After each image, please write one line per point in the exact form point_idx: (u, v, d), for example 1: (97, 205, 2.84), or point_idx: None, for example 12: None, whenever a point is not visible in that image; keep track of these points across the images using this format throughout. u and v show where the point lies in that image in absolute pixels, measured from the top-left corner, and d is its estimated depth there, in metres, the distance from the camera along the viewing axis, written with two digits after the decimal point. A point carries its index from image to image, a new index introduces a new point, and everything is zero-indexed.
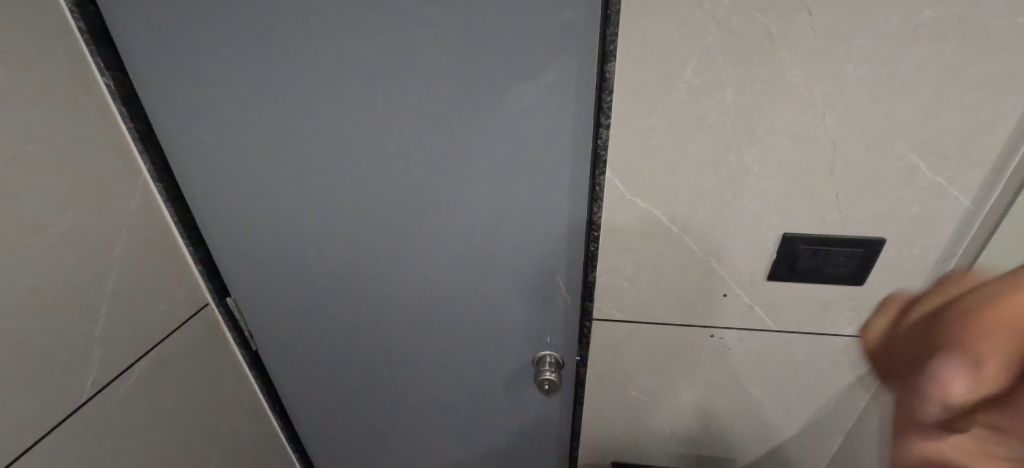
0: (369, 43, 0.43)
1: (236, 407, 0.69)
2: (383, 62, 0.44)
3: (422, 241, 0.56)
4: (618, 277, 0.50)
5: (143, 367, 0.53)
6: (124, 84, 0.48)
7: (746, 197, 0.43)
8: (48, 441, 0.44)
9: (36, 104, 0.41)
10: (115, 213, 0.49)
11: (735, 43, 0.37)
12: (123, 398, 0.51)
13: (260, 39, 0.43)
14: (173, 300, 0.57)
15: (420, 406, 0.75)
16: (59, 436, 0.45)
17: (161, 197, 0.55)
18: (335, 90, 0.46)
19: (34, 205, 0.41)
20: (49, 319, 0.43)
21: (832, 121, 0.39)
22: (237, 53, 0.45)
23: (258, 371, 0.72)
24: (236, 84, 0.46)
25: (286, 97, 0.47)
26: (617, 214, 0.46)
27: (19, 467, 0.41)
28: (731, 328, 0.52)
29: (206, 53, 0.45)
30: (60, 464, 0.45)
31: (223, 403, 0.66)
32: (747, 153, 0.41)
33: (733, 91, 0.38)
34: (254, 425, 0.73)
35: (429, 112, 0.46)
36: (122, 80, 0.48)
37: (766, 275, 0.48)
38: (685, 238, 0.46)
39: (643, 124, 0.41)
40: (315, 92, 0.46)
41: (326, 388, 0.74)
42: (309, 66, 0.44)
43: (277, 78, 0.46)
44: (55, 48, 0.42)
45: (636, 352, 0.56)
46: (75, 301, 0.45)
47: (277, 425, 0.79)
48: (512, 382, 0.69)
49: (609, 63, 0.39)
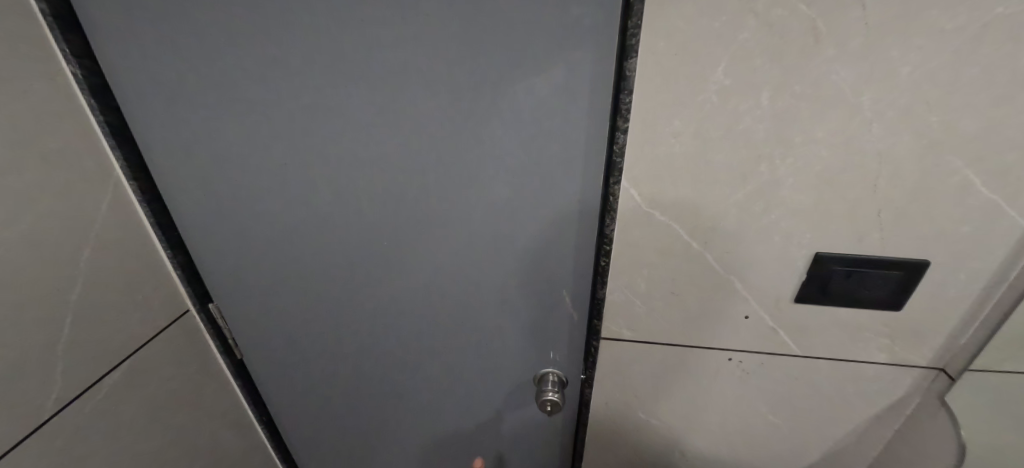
0: (361, 31, 0.38)
1: (219, 419, 0.65)
2: (377, 54, 0.39)
3: (418, 249, 0.52)
4: (630, 295, 0.46)
5: (115, 380, 0.50)
6: (93, 73, 0.44)
7: (776, 213, 0.39)
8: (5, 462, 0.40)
9: None
10: (82, 214, 0.45)
11: (774, 40, 0.32)
12: (91, 412, 0.47)
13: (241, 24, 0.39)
14: (149, 307, 0.53)
15: (415, 419, 0.71)
16: (18, 457, 0.41)
17: (135, 197, 0.51)
18: (324, 84, 0.42)
19: None
20: (9, 330, 0.39)
21: (879, 131, 0.35)
22: (216, 39, 0.40)
23: (243, 380, 0.68)
24: (216, 75, 0.42)
25: (271, 90, 0.42)
26: (632, 227, 0.42)
27: None
28: (751, 352, 0.48)
29: (182, 41, 0.41)
30: None
31: (204, 415, 0.62)
32: (781, 164, 0.37)
33: (769, 94, 0.34)
34: (238, 437, 0.69)
35: (428, 110, 0.42)
36: (92, 68, 0.44)
37: (793, 297, 0.43)
38: (706, 256, 0.42)
39: (666, 129, 0.36)
40: (302, 85, 0.42)
41: (315, 398, 0.70)
42: (294, 56, 0.40)
43: (260, 69, 0.41)
44: (13, 31, 0.38)
45: (646, 374, 0.52)
46: (37, 310, 0.41)
47: (264, 436, 0.75)
48: (513, 397, 0.65)
49: (629, 59, 0.34)
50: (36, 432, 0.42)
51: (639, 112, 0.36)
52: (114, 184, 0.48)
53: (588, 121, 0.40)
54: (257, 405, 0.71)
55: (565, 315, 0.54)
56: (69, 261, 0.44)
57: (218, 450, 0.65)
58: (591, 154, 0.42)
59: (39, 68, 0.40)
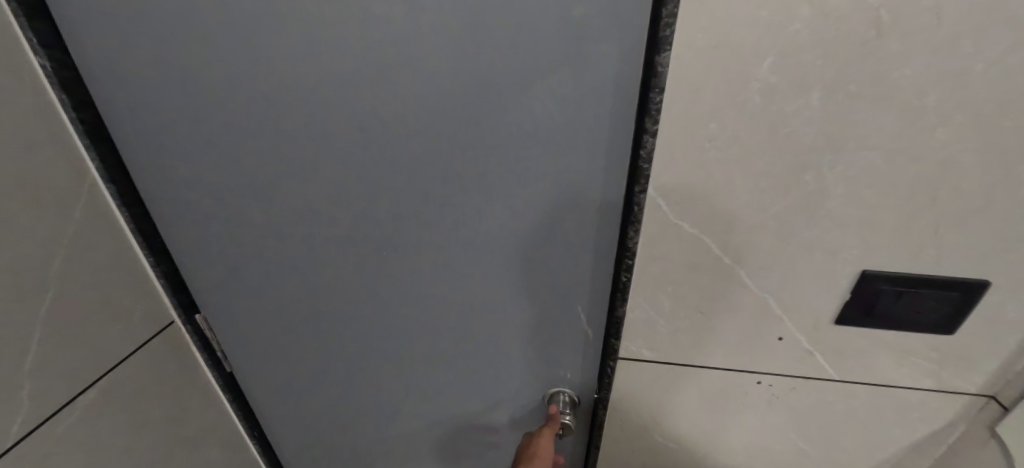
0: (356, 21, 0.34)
1: (206, 436, 0.61)
2: (374, 47, 0.35)
3: (421, 259, 0.48)
4: (652, 314, 0.42)
5: (91, 399, 0.46)
6: (65, 66, 0.40)
7: (820, 226, 0.35)
8: None
9: None
10: (52, 220, 0.41)
11: (830, 31, 0.28)
12: (63, 436, 0.43)
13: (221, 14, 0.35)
14: (129, 319, 0.49)
15: (417, 434, 0.67)
16: None
17: (114, 201, 0.47)
18: (316, 80, 0.37)
19: None
20: None
21: (944, 136, 0.31)
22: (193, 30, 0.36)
23: (232, 394, 0.64)
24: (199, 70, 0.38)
25: (257, 87, 0.38)
26: (658, 241, 0.38)
27: None
28: (783, 375, 0.44)
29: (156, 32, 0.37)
30: None
31: (190, 433, 0.58)
32: (829, 173, 0.33)
33: (820, 94, 0.30)
34: (228, 454, 0.65)
35: (432, 109, 0.38)
36: (63, 61, 0.40)
37: (833, 318, 0.39)
38: (739, 272, 0.38)
39: (700, 133, 0.32)
40: (292, 81, 0.38)
41: (311, 413, 0.67)
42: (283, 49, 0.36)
43: (245, 64, 0.37)
44: None
45: (666, 396, 0.48)
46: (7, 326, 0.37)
47: (256, 451, 0.71)
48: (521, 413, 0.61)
49: (662, 53, 0.30)
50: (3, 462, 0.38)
51: (670, 113, 0.32)
52: (88, 187, 0.44)
53: (611, 123, 0.36)
54: (248, 420, 0.67)
55: (579, 330, 0.50)
56: (39, 272, 0.40)
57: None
58: (611, 158, 0.38)
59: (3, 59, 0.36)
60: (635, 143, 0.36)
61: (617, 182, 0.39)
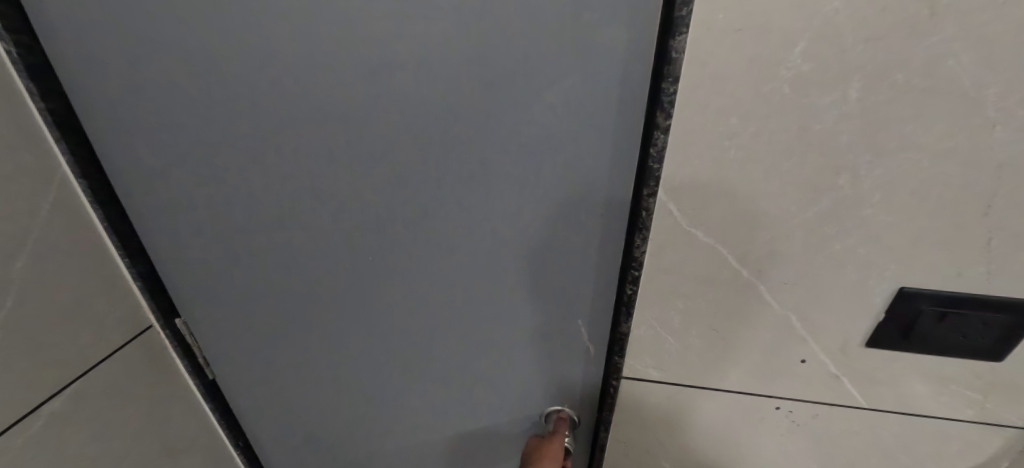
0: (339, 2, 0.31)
1: (186, 445, 0.58)
2: (357, 31, 0.32)
3: (411, 264, 0.45)
4: (660, 330, 0.38)
5: (56, 408, 0.43)
6: (32, 52, 0.37)
7: (853, 237, 0.31)
8: None
9: None
10: (16, 217, 0.38)
11: (876, 11, 0.24)
12: (25, 449, 0.40)
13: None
14: (101, 323, 0.46)
15: (408, 448, 0.64)
16: None
17: (86, 198, 0.44)
18: (295, 68, 0.34)
19: None
20: None
21: (1004, 135, 0.26)
22: (163, 11, 0.33)
23: (215, 401, 0.61)
24: (172, 57, 0.35)
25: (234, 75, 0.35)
26: (669, 250, 0.34)
27: None
28: (805, 401, 0.40)
29: (125, 12, 0.34)
30: None
31: (168, 443, 0.55)
32: (867, 176, 0.29)
33: (860, 84, 0.26)
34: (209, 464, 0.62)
35: (419, 103, 0.35)
36: (30, 45, 0.37)
37: (865, 340, 0.35)
38: (759, 286, 0.34)
39: (719, 128, 0.28)
40: (271, 69, 0.35)
41: (296, 423, 0.63)
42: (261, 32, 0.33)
43: (221, 49, 0.34)
44: None
45: (674, 418, 0.44)
46: None
47: (241, 460, 0.68)
48: (517, 429, 0.58)
49: (678, 37, 0.26)
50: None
51: (685, 106, 0.28)
52: (56, 182, 0.41)
53: (618, 119, 0.33)
54: (230, 428, 0.64)
55: (580, 343, 0.46)
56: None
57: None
58: (618, 157, 0.34)
59: None
60: (645, 140, 0.32)
61: (624, 183, 0.35)
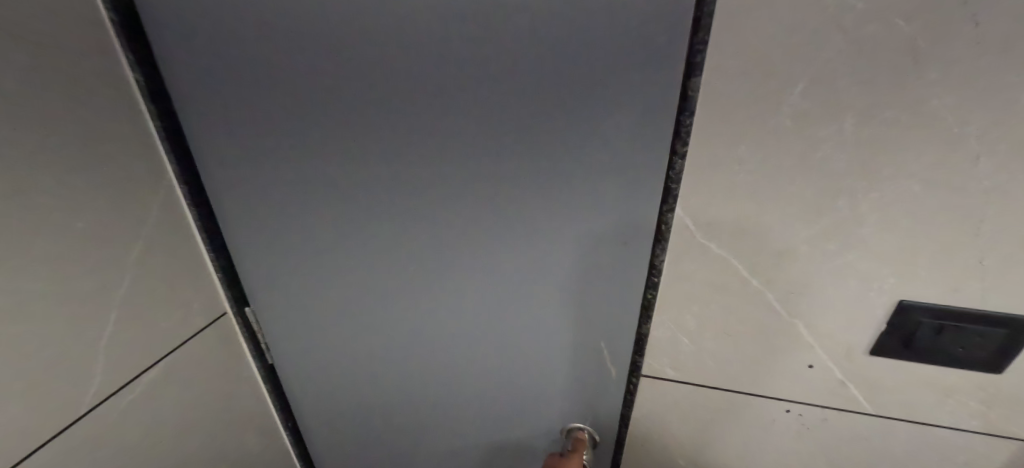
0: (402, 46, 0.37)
1: (249, 422, 0.64)
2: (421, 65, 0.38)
3: (449, 271, 0.49)
4: (676, 332, 0.42)
5: (150, 379, 0.48)
6: (151, 73, 0.43)
7: (853, 252, 0.35)
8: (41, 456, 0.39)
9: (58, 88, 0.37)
10: (132, 211, 0.44)
11: (864, 60, 0.28)
12: (125, 411, 0.46)
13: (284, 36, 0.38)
14: (188, 309, 0.52)
15: (435, 448, 0.68)
16: (51, 453, 0.40)
17: (184, 199, 0.50)
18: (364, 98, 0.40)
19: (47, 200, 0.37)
20: (59, 323, 0.39)
21: (987, 166, 0.30)
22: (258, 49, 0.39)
23: (274, 385, 0.66)
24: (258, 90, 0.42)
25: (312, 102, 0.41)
26: (685, 260, 0.38)
27: None
28: (813, 405, 0.43)
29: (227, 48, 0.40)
30: None
31: (235, 416, 0.61)
32: (864, 199, 0.32)
33: (854, 120, 0.30)
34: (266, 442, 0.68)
35: (469, 127, 0.40)
36: (151, 70, 0.43)
37: (869, 348, 0.38)
38: (767, 295, 0.38)
39: (729, 156, 0.33)
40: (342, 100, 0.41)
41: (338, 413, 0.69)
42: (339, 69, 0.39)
43: (302, 81, 0.40)
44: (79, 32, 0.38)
45: (688, 417, 0.47)
46: (84, 306, 0.41)
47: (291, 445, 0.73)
48: (539, 435, 0.61)
49: (693, 78, 0.32)
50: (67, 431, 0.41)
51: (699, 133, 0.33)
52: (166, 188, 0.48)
53: (645, 145, 0.37)
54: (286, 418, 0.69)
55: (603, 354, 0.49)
56: (117, 256, 0.43)
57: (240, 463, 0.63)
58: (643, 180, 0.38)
59: (100, 69, 0.40)
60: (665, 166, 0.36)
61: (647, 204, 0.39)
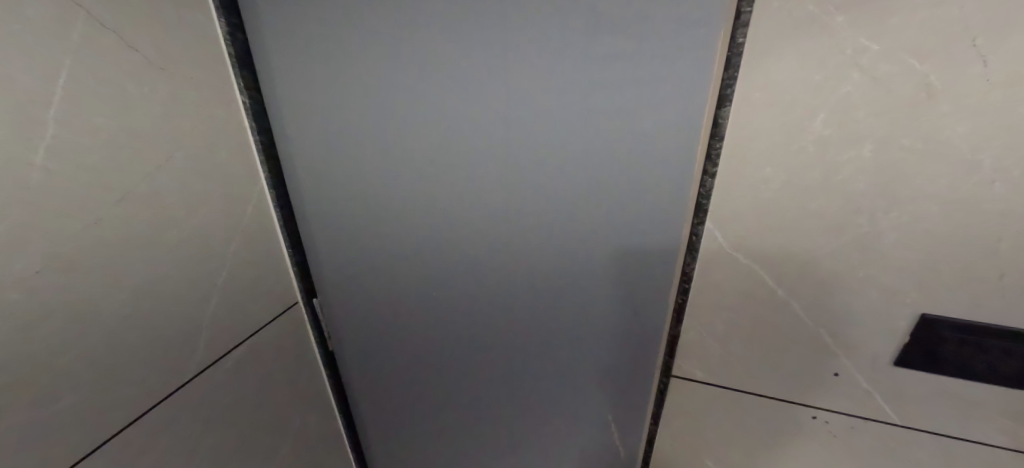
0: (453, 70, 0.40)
1: (320, 418, 0.61)
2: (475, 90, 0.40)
3: (491, 277, 0.50)
4: (706, 336, 0.46)
5: (240, 355, 0.47)
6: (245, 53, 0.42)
7: (876, 266, 0.37)
8: (151, 418, 0.38)
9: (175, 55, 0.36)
10: (235, 187, 0.44)
11: (880, 94, 0.32)
12: (220, 383, 0.44)
13: (346, 68, 0.42)
14: (270, 297, 0.50)
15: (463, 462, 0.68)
16: (159, 417, 0.39)
17: (268, 185, 0.48)
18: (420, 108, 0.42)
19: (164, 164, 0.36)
20: (172, 285, 0.38)
21: (1004, 190, 0.32)
22: (325, 70, 0.43)
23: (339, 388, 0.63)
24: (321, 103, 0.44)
25: (372, 122, 0.44)
26: (714, 269, 0.42)
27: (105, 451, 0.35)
28: (839, 412, 0.45)
29: (291, 73, 0.43)
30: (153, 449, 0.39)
31: (308, 410, 0.58)
32: (884, 217, 0.35)
33: (872, 146, 0.34)
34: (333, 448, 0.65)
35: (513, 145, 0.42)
36: (244, 50, 0.42)
37: (892, 359, 0.40)
38: (793, 304, 0.41)
39: (756, 176, 0.37)
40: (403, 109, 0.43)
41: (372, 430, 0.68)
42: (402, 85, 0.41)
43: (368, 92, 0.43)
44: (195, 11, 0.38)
45: (715, 419, 0.50)
46: (191, 272, 0.40)
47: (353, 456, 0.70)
48: (568, 449, 0.62)
49: (724, 108, 0.35)
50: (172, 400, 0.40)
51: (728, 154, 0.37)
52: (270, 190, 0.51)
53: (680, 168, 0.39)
54: (351, 431, 0.67)
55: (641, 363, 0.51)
56: (221, 229, 0.43)
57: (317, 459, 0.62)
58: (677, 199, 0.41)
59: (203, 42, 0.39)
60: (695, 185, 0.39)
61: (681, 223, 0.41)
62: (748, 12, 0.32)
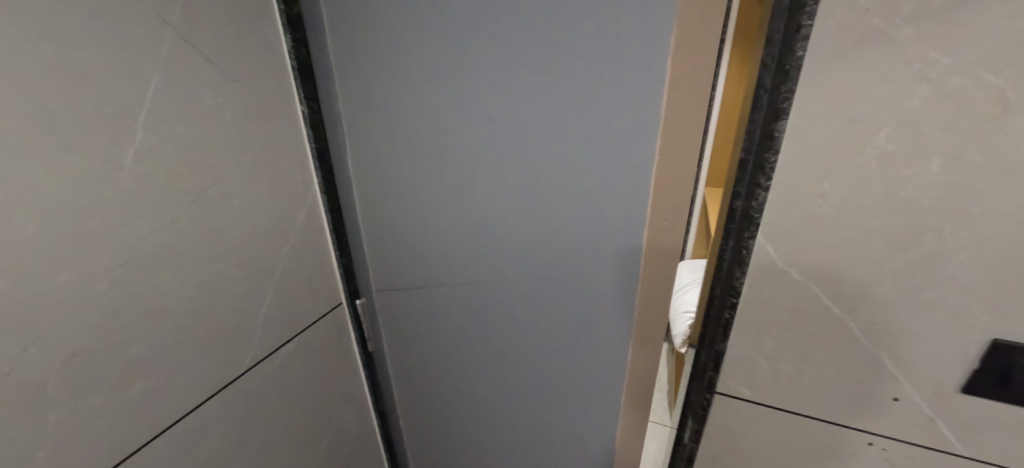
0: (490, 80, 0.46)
1: (351, 405, 0.68)
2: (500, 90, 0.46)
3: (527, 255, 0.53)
4: (754, 354, 0.44)
5: (287, 352, 0.54)
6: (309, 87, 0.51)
7: (941, 287, 0.36)
8: (212, 403, 0.46)
9: (244, 94, 0.44)
10: (290, 203, 0.52)
11: (950, 108, 0.31)
12: (268, 375, 0.52)
13: (395, 80, 0.48)
14: (316, 298, 0.58)
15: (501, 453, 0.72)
16: (218, 402, 0.46)
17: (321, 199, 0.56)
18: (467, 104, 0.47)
19: (231, 184, 0.44)
20: (231, 286, 0.46)
21: None
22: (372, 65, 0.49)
23: (372, 378, 0.70)
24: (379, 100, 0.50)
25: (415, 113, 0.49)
26: (765, 285, 0.41)
27: (175, 429, 0.42)
28: (899, 440, 0.43)
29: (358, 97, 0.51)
30: (212, 428, 0.46)
31: (339, 399, 0.66)
32: (952, 235, 0.34)
33: (940, 162, 0.32)
34: (362, 432, 0.72)
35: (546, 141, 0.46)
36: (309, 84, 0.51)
37: (960, 385, 0.38)
38: (850, 325, 0.40)
39: (813, 190, 0.36)
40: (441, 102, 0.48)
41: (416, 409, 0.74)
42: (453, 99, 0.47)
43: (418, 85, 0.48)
44: (262, 54, 0.46)
45: (763, 441, 0.49)
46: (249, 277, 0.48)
47: (381, 441, 0.77)
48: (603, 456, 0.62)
49: (779, 121, 0.35)
50: (229, 388, 0.47)
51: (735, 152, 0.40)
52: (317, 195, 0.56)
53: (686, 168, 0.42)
54: (380, 417, 0.74)
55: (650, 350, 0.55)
56: (276, 239, 0.50)
57: (345, 443, 0.69)
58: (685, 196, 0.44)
59: (274, 79, 0.48)
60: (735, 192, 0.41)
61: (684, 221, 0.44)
62: (809, 25, 0.32)
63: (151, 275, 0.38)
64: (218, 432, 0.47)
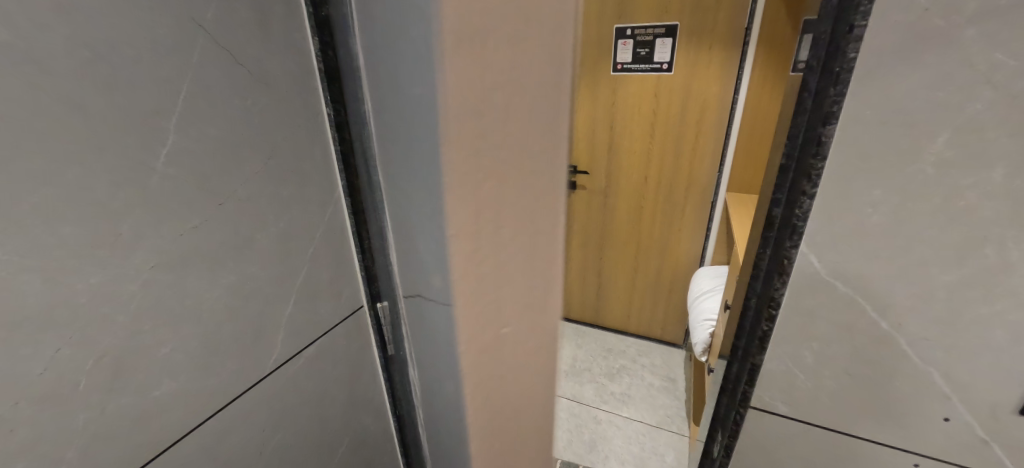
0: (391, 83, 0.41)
1: (369, 409, 0.68)
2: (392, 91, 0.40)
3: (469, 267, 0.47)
4: (793, 368, 0.42)
5: (309, 355, 0.54)
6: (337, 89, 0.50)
7: (1000, 303, 0.34)
8: (236, 405, 0.45)
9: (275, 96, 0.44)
10: (316, 205, 0.52)
11: (1017, 113, 0.29)
12: (290, 378, 0.52)
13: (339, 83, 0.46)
14: (338, 301, 0.57)
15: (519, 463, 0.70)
16: (242, 404, 0.46)
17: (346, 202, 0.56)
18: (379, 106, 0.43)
19: (261, 187, 0.44)
20: (258, 289, 0.46)
21: None
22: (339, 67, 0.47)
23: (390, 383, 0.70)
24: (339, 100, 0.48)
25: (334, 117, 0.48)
26: (807, 296, 0.39)
27: (200, 431, 0.42)
28: (947, 462, 0.40)
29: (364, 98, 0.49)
30: (235, 431, 0.46)
31: (358, 402, 0.65)
32: (1015, 248, 0.32)
33: (1004, 170, 0.31)
34: (380, 436, 0.72)
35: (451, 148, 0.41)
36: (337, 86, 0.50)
37: (1018, 407, 0.36)
38: (898, 340, 0.38)
39: (862, 199, 0.34)
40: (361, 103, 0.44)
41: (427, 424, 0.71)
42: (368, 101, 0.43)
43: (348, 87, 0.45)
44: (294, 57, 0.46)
45: (799, 458, 0.47)
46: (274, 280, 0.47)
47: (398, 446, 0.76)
48: None
49: (828, 126, 0.34)
50: (252, 391, 0.47)
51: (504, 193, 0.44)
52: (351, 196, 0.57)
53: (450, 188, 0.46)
54: (397, 422, 0.74)
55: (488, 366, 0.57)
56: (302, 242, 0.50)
57: (363, 448, 0.68)
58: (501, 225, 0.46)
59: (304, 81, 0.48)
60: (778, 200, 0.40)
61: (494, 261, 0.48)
62: (862, 25, 0.31)
63: (178, 279, 0.38)
64: (240, 435, 0.46)
